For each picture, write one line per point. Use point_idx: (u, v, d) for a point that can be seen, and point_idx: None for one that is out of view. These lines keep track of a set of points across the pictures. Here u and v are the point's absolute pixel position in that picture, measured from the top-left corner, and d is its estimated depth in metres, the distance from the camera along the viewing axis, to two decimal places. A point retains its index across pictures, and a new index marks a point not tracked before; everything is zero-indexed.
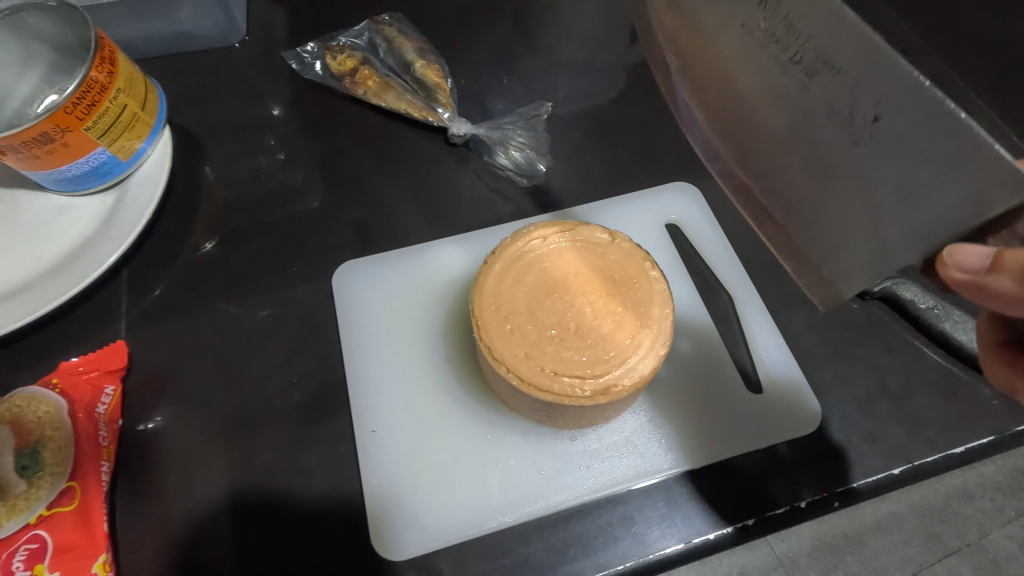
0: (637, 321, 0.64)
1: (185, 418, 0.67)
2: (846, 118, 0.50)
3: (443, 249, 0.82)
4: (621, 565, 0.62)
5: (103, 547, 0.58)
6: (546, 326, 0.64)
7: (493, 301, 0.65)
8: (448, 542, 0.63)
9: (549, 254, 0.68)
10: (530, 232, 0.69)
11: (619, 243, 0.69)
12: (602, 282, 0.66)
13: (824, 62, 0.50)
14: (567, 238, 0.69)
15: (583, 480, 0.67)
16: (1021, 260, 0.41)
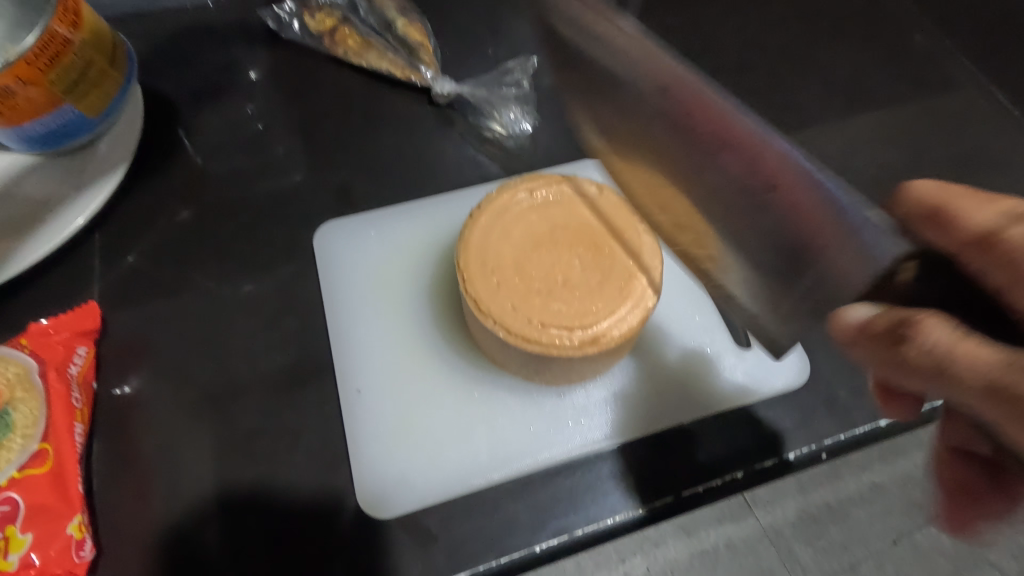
0: (626, 272, 0.61)
1: (164, 385, 0.67)
2: (743, 189, 0.49)
3: (427, 207, 0.80)
4: (610, 519, 0.61)
5: (79, 509, 0.57)
6: (533, 278, 0.61)
7: (479, 255, 0.62)
8: (436, 499, 0.62)
9: (536, 207, 0.65)
10: (518, 184, 0.66)
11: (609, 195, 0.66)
12: (591, 235, 0.63)
13: (722, 134, 0.49)
14: (556, 190, 0.66)
15: (572, 436, 0.65)
16: (907, 342, 0.39)
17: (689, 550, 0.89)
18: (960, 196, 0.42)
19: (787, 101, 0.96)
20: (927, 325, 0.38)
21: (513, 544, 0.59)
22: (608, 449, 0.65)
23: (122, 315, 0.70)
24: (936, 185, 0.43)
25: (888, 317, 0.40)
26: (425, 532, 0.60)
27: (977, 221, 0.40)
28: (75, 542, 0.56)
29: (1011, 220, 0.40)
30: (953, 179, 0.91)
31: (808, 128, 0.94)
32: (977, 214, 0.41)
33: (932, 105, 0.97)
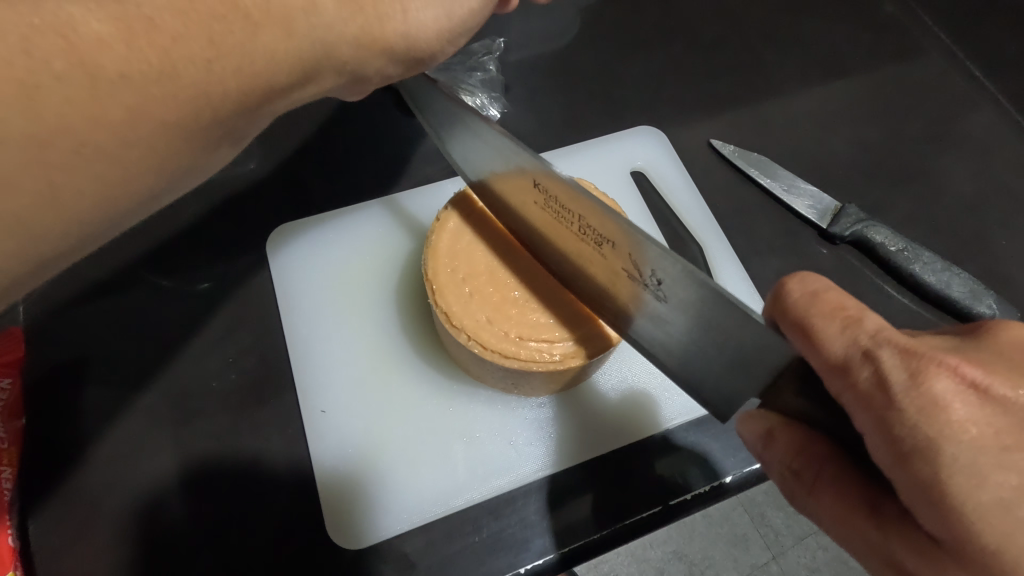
0: None
1: (109, 411, 0.60)
2: (636, 279, 0.49)
3: (391, 203, 0.73)
4: (597, 533, 0.57)
5: (12, 563, 0.50)
6: (509, 286, 0.57)
7: (449, 263, 0.58)
8: (413, 524, 0.58)
9: None
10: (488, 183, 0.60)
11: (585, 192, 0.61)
12: None
13: (595, 233, 0.50)
14: None
15: (555, 449, 0.62)
16: (788, 466, 0.41)
17: None
18: (819, 314, 0.35)
19: (763, 76, 0.92)
20: (803, 455, 0.40)
21: (497, 566, 0.56)
22: (592, 458, 0.61)
23: (57, 336, 0.63)
24: (805, 290, 0.36)
25: (780, 441, 0.42)
26: (404, 559, 0.56)
27: (838, 355, 0.34)
28: None
29: (864, 354, 0.33)
30: (933, 155, 0.88)
31: (787, 104, 0.90)
32: (831, 346, 0.34)
33: (908, 78, 0.95)
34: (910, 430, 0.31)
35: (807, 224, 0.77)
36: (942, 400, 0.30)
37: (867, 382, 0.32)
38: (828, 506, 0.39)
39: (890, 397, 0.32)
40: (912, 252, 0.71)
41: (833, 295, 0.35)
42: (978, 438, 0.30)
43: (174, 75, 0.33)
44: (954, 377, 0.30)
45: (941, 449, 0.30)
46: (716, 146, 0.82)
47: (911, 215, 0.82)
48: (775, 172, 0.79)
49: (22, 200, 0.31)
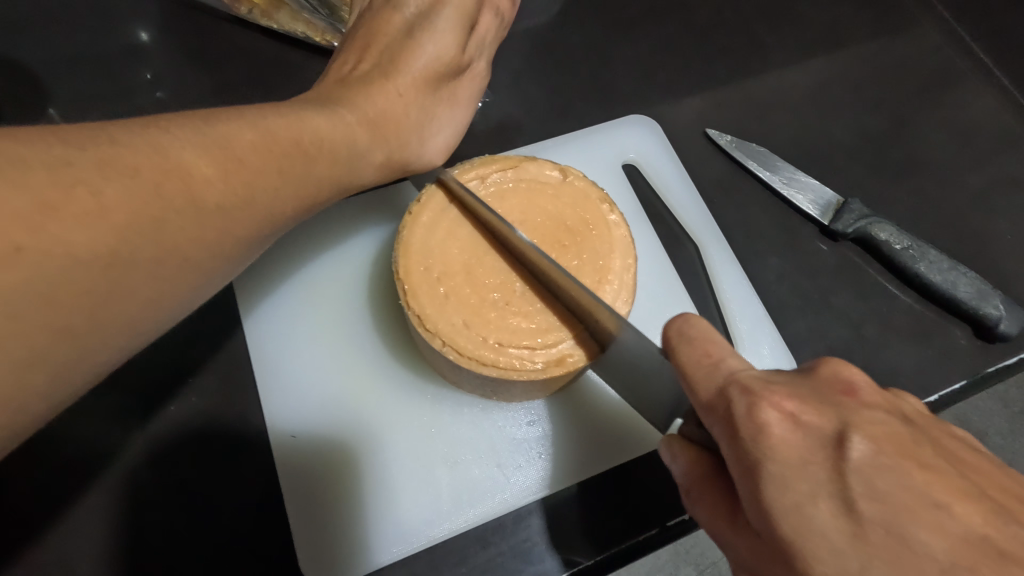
0: (594, 275, 0.52)
1: (58, 441, 0.55)
2: (581, 315, 0.50)
3: (371, 199, 0.66)
4: (590, 560, 0.54)
5: None
6: (488, 287, 0.52)
7: (422, 260, 0.52)
8: (391, 556, 0.54)
9: (488, 198, 0.54)
10: (465, 170, 0.54)
11: (573, 181, 0.56)
12: (554, 232, 0.53)
13: (544, 274, 0.51)
14: (512, 177, 0.55)
15: (548, 468, 0.58)
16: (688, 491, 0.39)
17: None
18: (689, 360, 0.36)
19: (759, 55, 0.87)
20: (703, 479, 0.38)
21: None
22: (585, 480, 0.57)
23: None
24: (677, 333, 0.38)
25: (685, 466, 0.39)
26: None
27: (703, 395, 0.35)
28: None
29: (721, 391, 0.34)
30: (935, 143, 0.84)
31: (786, 88, 0.85)
32: (696, 384, 0.35)
33: (912, 60, 0.90)
34: (744, 453, 0.31)
35: (808, 220, 0.73)
36: (765, 426, 0.31)
37: (723, 415, 0.33)
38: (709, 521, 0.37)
39: (733, 427, 0.32)
40: (918, 250, 0.67)
41: (703, 339, 0.36)
42: (788, 456, 0.30)
43: (254, 201, 0.38)
44: (775, 409, 0.31)
45: (762, 467, 0.30)
46: (711, 136, 0.77)
47: (915, 207, 0.78)
48: (775, 164, 0.74)
49: (137, 300, 0.32)
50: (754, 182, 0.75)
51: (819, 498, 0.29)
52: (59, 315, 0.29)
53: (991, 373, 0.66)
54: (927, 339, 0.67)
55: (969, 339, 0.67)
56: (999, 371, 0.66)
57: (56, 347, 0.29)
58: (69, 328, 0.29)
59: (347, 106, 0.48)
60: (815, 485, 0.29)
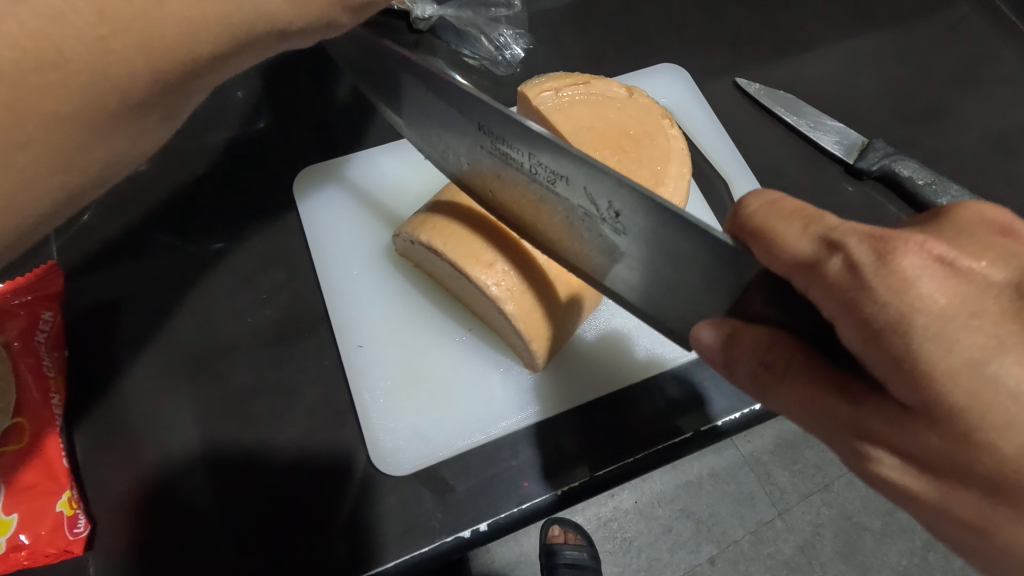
0: (652, 178, 0.58)
1: (151, 354, 0.61)
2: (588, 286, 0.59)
3: (361, 160, 0.72)
4: (632, 457, 0.59)
5: (66, 484, 0.52)
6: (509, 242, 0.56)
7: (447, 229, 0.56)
8: (452, 452, 0.59)
9: (560, 108, 0.59)
10: (541, 83, 0.60)
11: (637, 98, 0.61)
12: (618, 137, 0.59)
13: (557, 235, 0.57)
14: (582, 91, 0.60)
15: (593, 378, 0.63)
16: (753, 349, 0.36)
17: (675, 479, 1.19)
18: (774, 220, 0.32)
19: (786, 15, 0.90)
20: (759, 339, 0.35)
21: (534, 490, 0.58)
22: (625, 387, 0.63)
23: (81, 283, 0.63)
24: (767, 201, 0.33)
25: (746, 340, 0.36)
26: (441, 482, 0.58)
27: (798, 252, 0.31)
28: (67, 519, 0.51)
29: (830, 245, 0.30)
30: (955, 93, 0.87)
31: (811, 45, 0.89)
32: (794, 245, 0.31)
33: (933, 17, 0.93)
34: (882, 307, 0.28)
35: (833, 160, 0.77)
36: (910, 275, 0.27)
37: (838, 270, 0.29)
38: (797, 406, 0.34)
39: (862, 278, 0.28)
40: (940, 185, 0.70)
41: (788, 200, 0.33)
42: (948, 306, 0.27)
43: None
44: (923, 252, 0.28)
45: (911, 322, 0.27)
46: (741, 85, 0.81)
47: (938, 153, 0.82)
48: (801, 109, 0.78)
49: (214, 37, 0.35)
50: (781, 127, 0.79)
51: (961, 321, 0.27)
52: (123, 51, 0.32)
53: None
54: None
55: None
56: None
57: (99, 85, 0.32)
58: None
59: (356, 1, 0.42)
60: (995, 340, 0.27)
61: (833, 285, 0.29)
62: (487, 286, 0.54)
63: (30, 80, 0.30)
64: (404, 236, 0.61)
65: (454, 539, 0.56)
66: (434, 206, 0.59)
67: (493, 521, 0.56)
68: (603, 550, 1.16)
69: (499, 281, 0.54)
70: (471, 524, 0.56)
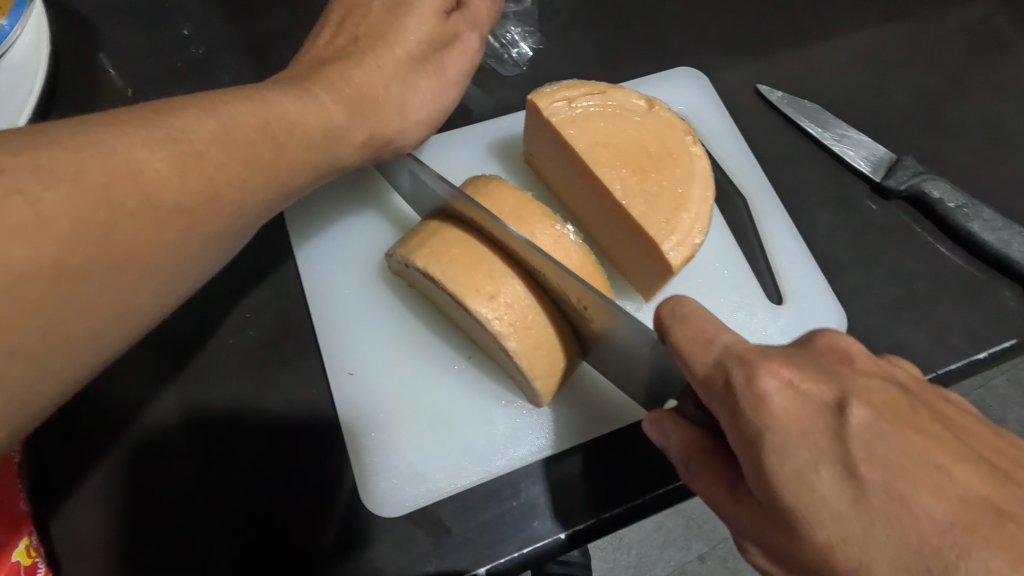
0: (673, 203, 0.53)
1: (115, 375, 0.56)
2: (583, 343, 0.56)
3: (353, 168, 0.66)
4: (641, 498, 0.55)
5: (25, 529, 0.47)
6: (512, 275, 0.51)
7: (448, 250, 0.51)
8: (448, 490, 0.55)
9: (575, 121, 0.54)
10: (553, 92, 0.55)
11: (659, 111, 0.56)
12: (635, 156, 0.54)
13: None
14: (598, 102, 0.55)
15: (598, 415, 0.59)
16: (683, 447, 0.42)
17: None
18: (684, 337, 0.38)
19: (812, 14, 0.85)
20: (685, 439, 0.42)
21: (537, 533, 0.54)
22: (637, 422, 0.58)
23: None
24: (675, 314, 0.40)
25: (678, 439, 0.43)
26: (438, 524, 0.54)
27: (699, 370, 0.37)
28: (24, 570, 0.46)
29: (719, 365, 0.36)
30: (992, 101, 0.81)
31: (839, 46, 0.83)
32: (695, 361, 0.37)
33: (971, 21, 0.86)
34: (747, 423, 0.34)
35: (859, 177, 0.72)
36: (766, 396, 0.33)
37: (724, 387, 0.36)
38: (708, 492, 0.40)
39: (733, 397, 0.35)
40: (972, 209, 0.67)
41: (697, 318, 0.39)
42: (787, 422, 0.33)
43: (380, 127, 0.49)
44: (780, 381, 0.34)
45: (763, 437, 0.33)
46: (763, 92, 0.76)
47: (968, 168, 0.77)
48: (826, 121, 0.73)
49: (284, 160, 0.41)
50: (805, 140, 0.74)
51: (821, 466, 0.32)
52: (238, 188, 0.38)
53: None
54: (977, 298, 0.67)
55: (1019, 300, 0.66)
56: None
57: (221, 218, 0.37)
58: (253, 132, 0.39)
59: (394, 129, 0.51)
60: (816, 454, 0.32)
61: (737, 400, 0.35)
62: (488, 321, 0.50)
63: (180, 216, 0.34)
64: (398, 257, 0.56)
65: None
66: (432, 227, 0.54)
67: (493, 566, 0.52)
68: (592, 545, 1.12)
69: (500, 315, 0.50)
70: (469, 570, 0.52)
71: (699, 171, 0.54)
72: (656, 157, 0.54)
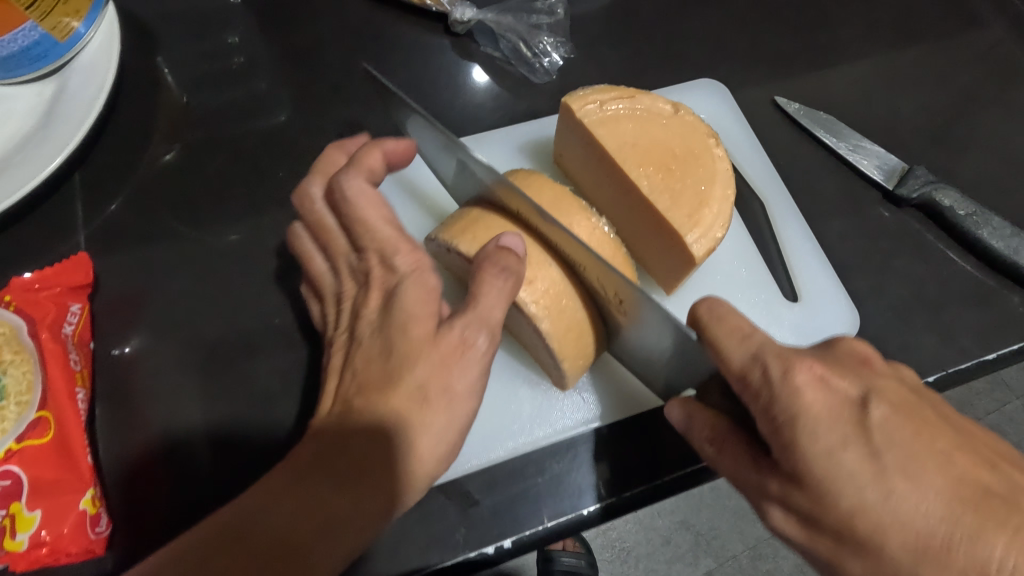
0: (696, 199, 0.57)
1: (172, 351, 0.61)
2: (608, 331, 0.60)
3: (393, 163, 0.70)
4: (660, 479, 0.58)
5: (91, 481, 0.52)
6: (549, 262, 0.55)
7: (488, 236, 0.55)
8: (478, 465, 0.58)
9: (605, 121, 0.58)
10: (585, 95, 0.59)
11: (683, 115, 0.60)
12: (661, 155, 0.58)
13: None
14: (627, 105, 0.59)
15: (620, 400, 0.62)
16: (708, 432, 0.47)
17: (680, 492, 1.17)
18: (722, 334, 0.41)
19: (826, 34, 0.89)
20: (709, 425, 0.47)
21: (562, 508, 0.57)
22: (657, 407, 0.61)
23: (111, 277, 0.64)
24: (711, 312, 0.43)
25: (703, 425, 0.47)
26: (467, 496, 0.57)
27: (736, 363, 0.41)
28: (90, 518, 0.51)
29: (755, 360, 0.40)
30: (998, 119, 0.85)
31: (851, 64, 0.87)
32: (732, 355, 0.41)
33: (979, 43, 0.91)
34: (781, 409, 0.38)
35: (872, 185, 0.75)
36: (798, 388, 0.37)
37: (759, 379, 0.39)
38: (733, 468, 0.45)
39: (771, 390, 0.38)
40: (981, 216, 0.69)
41: (732, 317, 0.42)
42: (818, 410, 0.37)
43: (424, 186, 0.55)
44: (812, 373, 0.38)
45: (798, 419, 0.37)
46: (780, 104, 0.80)
47: (976, 182, 0.80)
48: (841, 132, 0.77)
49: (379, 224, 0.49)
50: (820, 149, 0.78)
51: (848, 447, 0.36)
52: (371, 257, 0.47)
53: None
54: (986, 302, 0.69)
55: None
56: None
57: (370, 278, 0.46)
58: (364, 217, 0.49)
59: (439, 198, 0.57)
60: (844, 436, 0.37)
61: (767, 379, 0.39)
62: (524, 303, 0.53)
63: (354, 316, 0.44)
64: (438, 242, 0.59)
65: (478, 555, 0.55)
66: (473, 215, 0.57)
67: (518, 538, 0.56)
68: (600, 558, 1.14)
69: (536, 298, 0.53)
70: (496, 540, 0.55)
71: (722, 172, 0.58)
72: (683, 156, 0.58)
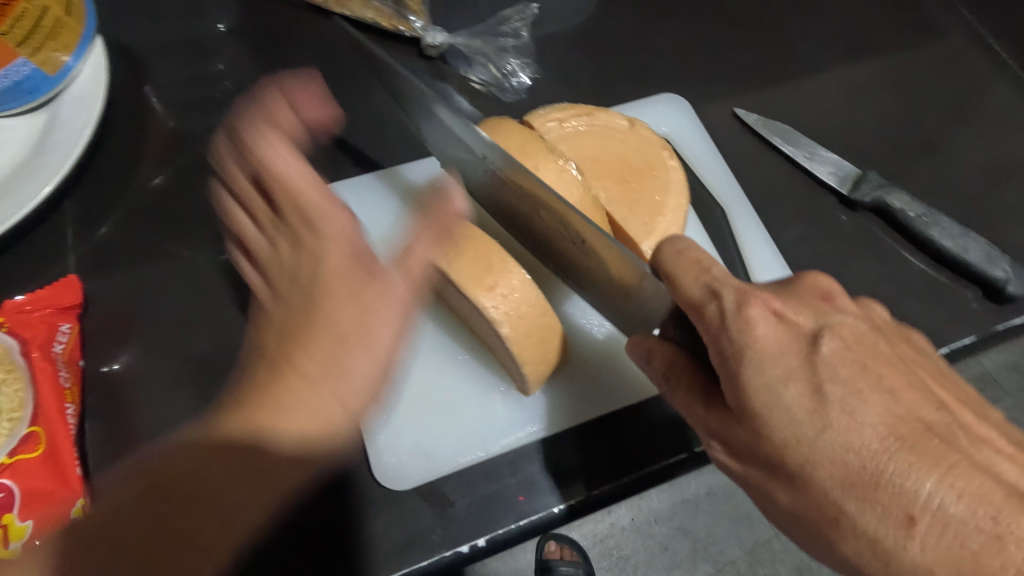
0: (652, 209, 0.60)
1: (160, 367, 0.64)
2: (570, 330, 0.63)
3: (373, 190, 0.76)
4: (627, 476, 0.61)
5: (79, 491, 0.54)
6: (512, 267, 0.57)
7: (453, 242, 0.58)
8: (450, 469, 0.61)
9: (565, 138, 0.62)
10: (546, 114, 0.62)
11: (639, 130, 0.63)
12: (618, 169, 0.61)
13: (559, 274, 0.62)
14: (587, 122, 0.63)
15: (585, 404, 0.65)
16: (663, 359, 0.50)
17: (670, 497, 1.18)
18: (679, 267, 0.44)
19: (786, 48, 0.93)
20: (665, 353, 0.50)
21: (533, 507, 0.59)
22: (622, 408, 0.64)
23: (100, 296, 0.67)
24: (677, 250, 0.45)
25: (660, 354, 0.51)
26: (442, 497, 0.59)
27: (692, 295, 0.43)
28: None
29: (711, 293, 0.42)
30: (950, 125, 0.89)
31: (810, 76, 0.91)
32: (689, 290, 0.44)
33: (931, 53, 0.95)
34: (732, 342, 0.41)
35: (828, 190, 0.79)
36: (749, 321, 0.40)
37: (714, 313, 0.42)
38: (687, 400, 0.48)
39: (725, 324, 0.41)
40: (931, 217, 0.73)
41: (694, 251, 0.45)
42: (765, 345, 0.40)
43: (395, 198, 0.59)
44: (764, 307, 0.40)
45: (743, 353, 0.40)
46: (740, 115, 0.84)
47: (930, 184, 0.84)
48: (798, 141, 0.81)
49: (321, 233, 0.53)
50: (779, 157, 0.81)
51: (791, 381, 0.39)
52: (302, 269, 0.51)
53: (999, 330, 0.71)
54: (939, 298, 0.73)
55: (980, 301, 0.72)
56: (1002, 330, 0.71)
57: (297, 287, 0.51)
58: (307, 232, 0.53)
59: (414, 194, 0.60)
60: (789, 371, 0.39)
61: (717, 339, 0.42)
62: (486, 309, 0.56)
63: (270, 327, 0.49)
64: None
65: (453, 554, 0.57)
66: None
67: (492, 536, 0.58)
68: (598, 567, 1.16)
69: (497, 304, 0.57)
70: (470, 539, 0.57)
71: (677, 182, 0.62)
72: (639, 168, 0.62)
